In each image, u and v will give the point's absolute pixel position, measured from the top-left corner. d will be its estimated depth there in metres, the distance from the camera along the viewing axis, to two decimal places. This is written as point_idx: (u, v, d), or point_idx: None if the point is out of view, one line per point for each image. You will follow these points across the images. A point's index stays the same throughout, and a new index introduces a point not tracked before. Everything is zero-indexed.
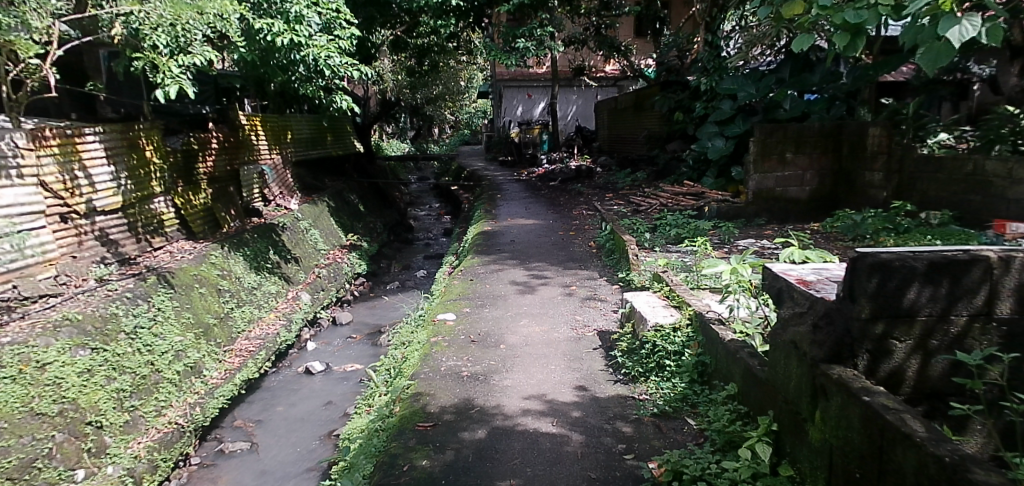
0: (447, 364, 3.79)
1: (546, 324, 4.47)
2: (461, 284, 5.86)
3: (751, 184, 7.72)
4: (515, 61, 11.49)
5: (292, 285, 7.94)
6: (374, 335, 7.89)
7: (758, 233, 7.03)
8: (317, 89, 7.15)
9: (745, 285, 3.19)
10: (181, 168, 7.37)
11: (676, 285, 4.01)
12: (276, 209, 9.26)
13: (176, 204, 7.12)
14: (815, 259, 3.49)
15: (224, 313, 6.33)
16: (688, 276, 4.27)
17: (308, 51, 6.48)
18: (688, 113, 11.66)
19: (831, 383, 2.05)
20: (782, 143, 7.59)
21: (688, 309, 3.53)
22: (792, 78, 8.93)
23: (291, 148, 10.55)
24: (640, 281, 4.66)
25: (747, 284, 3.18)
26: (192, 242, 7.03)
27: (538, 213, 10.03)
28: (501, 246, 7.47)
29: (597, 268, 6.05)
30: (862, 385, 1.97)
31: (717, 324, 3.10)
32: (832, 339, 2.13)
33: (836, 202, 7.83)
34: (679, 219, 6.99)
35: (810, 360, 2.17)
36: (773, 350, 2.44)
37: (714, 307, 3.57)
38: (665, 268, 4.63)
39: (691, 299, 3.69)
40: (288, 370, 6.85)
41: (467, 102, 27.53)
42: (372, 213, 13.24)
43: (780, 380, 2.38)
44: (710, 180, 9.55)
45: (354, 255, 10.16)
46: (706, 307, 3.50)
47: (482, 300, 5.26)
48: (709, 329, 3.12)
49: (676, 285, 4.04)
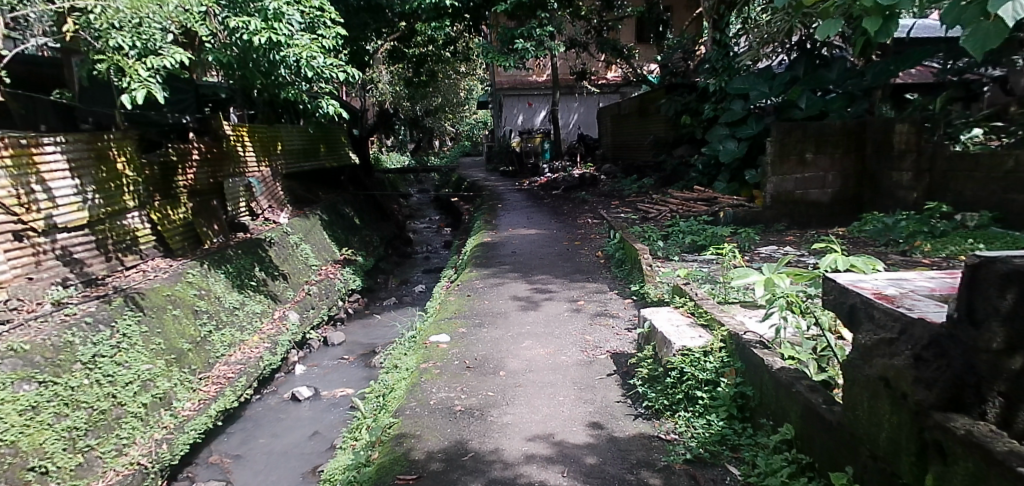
0: (438, 396, 3.25)
1: (552, 346, 3.94)
2: (457, 301, 5.32)
3: (769, 187, 7.20)
4: (514, 63, 11.01)
5: (279, 304, 7.43)
6: (368, 356, 7.38)
7: (780, 239, 6.51)
8: (299, 93, 6.74)
9: (790, 298, 2.69)
10: (158, 181, 6.89)
11: (701, 299, 3.44)
12: (265, 224, 8.78)
13: (151, 219, 6.62)
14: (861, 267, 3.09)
15: (201, 337, 5.82)
16: (714, 288, 3.74)
17: (289, 51, 6.00)
18: (695, 115, 11.18)
19: (955, 442, 1.62)
20: (802, 142, 7.10)
21: (720, 328, 2.96)
22: (807, 76, 8.47)
23: (281, 159, 10.09)
24: (658, 295, 4.14)
25: (791, 298, 2.69)
26: (169, 261, 6.54)
27: (541, 222, 9.53)
28: (501, 258, 6.95)
29: (606, 279, 5.53)
30: (1006, 448, 1.52)
31: (760, 348, 2.58)
32: (949, 375, 1.68)
33: (859, 205, 7.33)
34: (694, 226, 6.47)
35: (917, 405, 1.74)
36: (853, 386, 2.00)
37: (751, 327, 3.01)
38: (686, 280, 4.10)
39: (722, 315, 3.12)
40: (274, 396, 6.35)
41: (466, 113, 27.13)
42: (369, 226, 12.76)
43: (866, 428, 1.93)
44: (722, 184, 9.05)
45: (348, 271, 9.68)
46: (742, 325, 2.95)
47: (480, 318, 4.73)
48: (752, 355, 2.58)
49: (702, 299, 3.47)
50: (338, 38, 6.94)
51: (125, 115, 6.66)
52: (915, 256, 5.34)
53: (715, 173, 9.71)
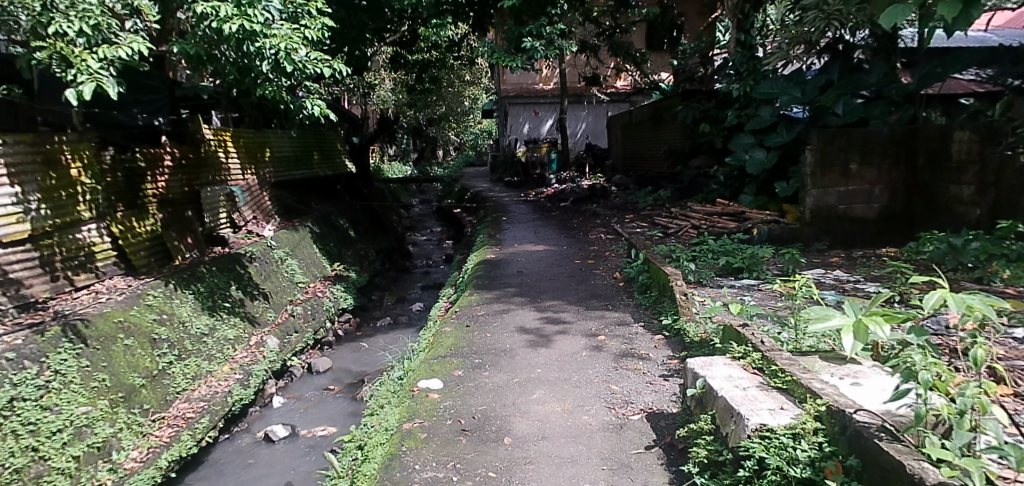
0: (422, 477, 2.47)
1: (569, 399, 3.15)
2: (453, 333, 4.49)
3: (808, 201, 6.40)
4: (521, 64, 10.03)
5: (257, 328, 6.64)
6: (354, 387, 6.61)
7: (823, 260, 5.73)
8: (281, 90, 5.81)
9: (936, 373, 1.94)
10: (122, 189, 6.12)
11: (770, 350, 2.64)
12: (247, 237, 8.01)
13: (111, 232, 5.82)
14: (977, 308, 2.49)
15: (158, 369, 5.04)
16: (779, 334, 2.96)
17: (266, 41, 5.17)
18: (715, 123, 10.39)
19: None
20: (846, 151, 6.31)
21: (810, 401, 2.19)
22: (843, 80, 7.73)
23: (268, 167, 9.34)
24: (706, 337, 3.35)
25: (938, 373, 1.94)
26: (128, 280, 5.75)
27: (549, 237, 8.74)
28: (506, 279, 6.15)
29: (628, 308, 4.75)
30: None
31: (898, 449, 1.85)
32: None
33: (909, 223, 6.52)
34: (726, 244, 5.68)
35: None
36: None
37: (865, 403, 2.17)
38: (740, 319, 3.31)
39: (809, 379, 2.32)
40: (244, 436, 5.59)
41: (472, 122, 26.39)
42: (365, 239, 11.98)
43: None
44: (748, 197, 8.25)
45: (338, 288, 8.88)
46: (846, 399, 2.14)
47: (480, 357, 3.91)
48: (886, 453, 1.84)
49: (772, 349, 2.65)
50: (325, 29, 6.03)
51: (83, 114, 5.92)
52: (994, 285, 4.54)
53: (740, 186, 8.91)
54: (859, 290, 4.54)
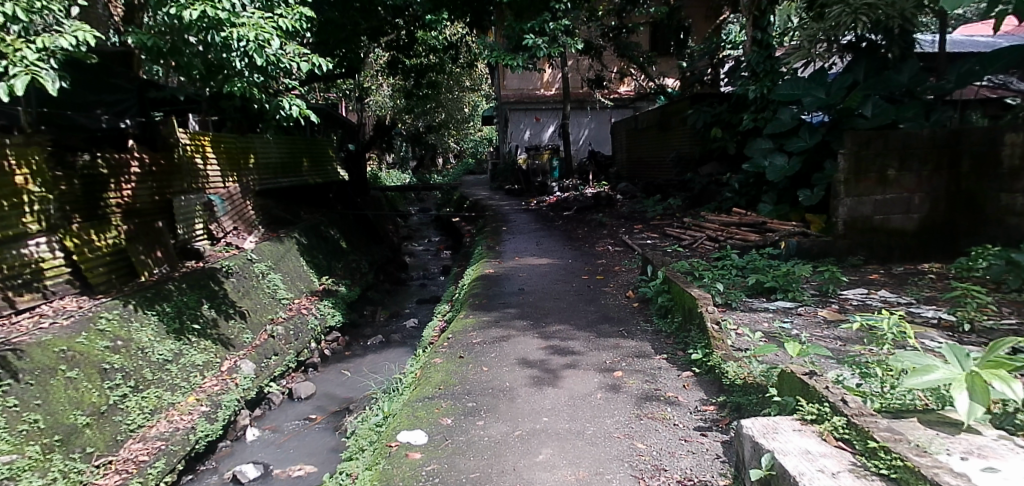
0: None
1: (588, 465, 2.53)
2: (443, 366, 3.85)
3: (842, 212, 5.77)
4: (523, 62, 9.39)
5: (231, 352, 6.00)
6: (339, 415, 5.98)
7: (862, 277, 5.10)
8: (252, 86, 5.16)
9: None
10: (79, 198, 5.49)
11: (860, 415, 2.09)
12: (225, 249, 7.38)
13: (65, 246, 5.19)
14: None
15: (108, 404, 4.41)
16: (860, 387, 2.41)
17: (234, 31, 4.53)
18: (728, 127, 9.78)
19: None
20: (883, 156, 5.71)
21: None
22: (872, 80, 7.12)
23: (252, 174, 8.72)
24: (758, 385, 2.73)
25: None
26: (82, 301, 5.11)
27: (552, 249, 8.12)
28: (506, 298, 5.53)
29: (647, 335, 4.12)
30: None
31: None
32: None
33: (952, 236, 5.89)
34: (754, 259, 5.07)
35: None
36: None
37: None
38: (799, 365, 2.69)
39: (932, 468, 1.76)
40: (212, 477, 4.97)
41: (471, 129, 25.79)
42: (358, 250, 11.37)
43: None
44: (768, 206, 7.62)
45: (326, 304, 8.25)
46: None
47: (475, 399, 3.27)
48: None
49: (860, 414, 2.11)
50: (304, 21, 5.40)
51: (34, 116, 5.28)
52: None
53: (757, 195, 8.28)
54: (915, 317, 3.95)
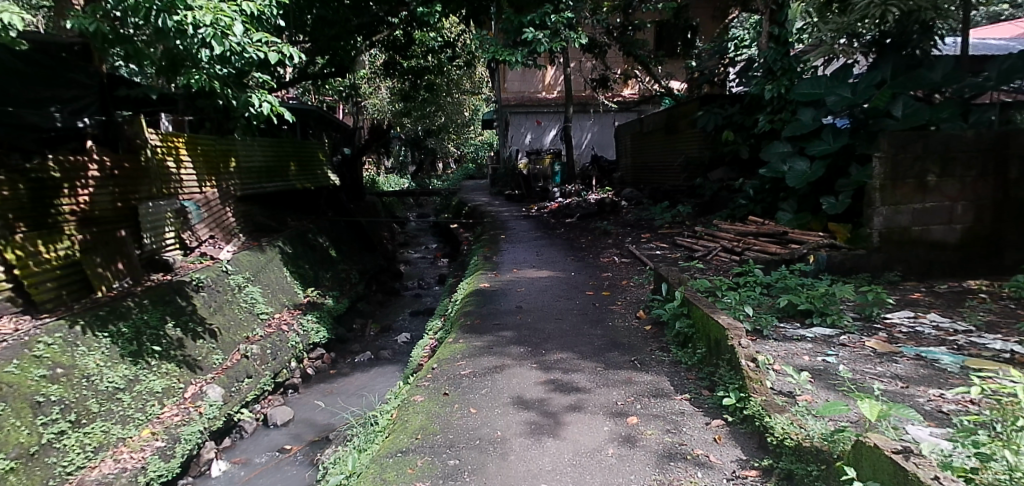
0: None
1: None
2: (423, 407, 3.25)
3: (876, 222, 5.16)
4: (522, 58, 8.79)
5: (198, 375, 5.40)
6: (316, 446, 5.39)
7: (903, 297, 4.50)
8: (214, 79, 4.59)
9: None
10: (24, 205, 4.92)
11: None
12: (199, 260, 6.79)
13: (5, 259, 4.61)
14: None
15: (40, 444, 3.85)
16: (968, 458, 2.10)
17: (188, 14, 3.97)
18: (741, 130, 9.19)
19: None
20: (922, 160, 5.10)
21: None
22: (901, 78, 6.53)
23: (232, 178, 8.14)
24: (835, 457, 2.20)
25: None
26: (21, 322, 4.52)
27: (553, 260, 7.52)
28: (501, 318, 4.94)
29: (664, 368, 3.53)
30: None
31: None
32: None
33: (997, 250, 5.31)
34: (781, 277, 4.47)
35: None
36: None
37: None
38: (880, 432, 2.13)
39: None
40: None
41: (472, 133, 25.18)
42: (349, 258, 10.78)
43: None
44: (788, 214, 7.02)
45: (310, 318, 7.66)
46: None
47: (457, 456, 2.68)
48: None
49: None
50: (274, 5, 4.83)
51: None
52: None
53: (774, 202, 7.69)
54: (982, 350, 3.34)
